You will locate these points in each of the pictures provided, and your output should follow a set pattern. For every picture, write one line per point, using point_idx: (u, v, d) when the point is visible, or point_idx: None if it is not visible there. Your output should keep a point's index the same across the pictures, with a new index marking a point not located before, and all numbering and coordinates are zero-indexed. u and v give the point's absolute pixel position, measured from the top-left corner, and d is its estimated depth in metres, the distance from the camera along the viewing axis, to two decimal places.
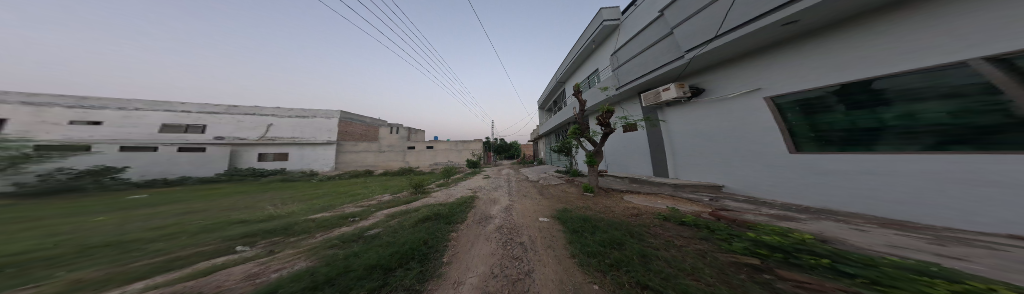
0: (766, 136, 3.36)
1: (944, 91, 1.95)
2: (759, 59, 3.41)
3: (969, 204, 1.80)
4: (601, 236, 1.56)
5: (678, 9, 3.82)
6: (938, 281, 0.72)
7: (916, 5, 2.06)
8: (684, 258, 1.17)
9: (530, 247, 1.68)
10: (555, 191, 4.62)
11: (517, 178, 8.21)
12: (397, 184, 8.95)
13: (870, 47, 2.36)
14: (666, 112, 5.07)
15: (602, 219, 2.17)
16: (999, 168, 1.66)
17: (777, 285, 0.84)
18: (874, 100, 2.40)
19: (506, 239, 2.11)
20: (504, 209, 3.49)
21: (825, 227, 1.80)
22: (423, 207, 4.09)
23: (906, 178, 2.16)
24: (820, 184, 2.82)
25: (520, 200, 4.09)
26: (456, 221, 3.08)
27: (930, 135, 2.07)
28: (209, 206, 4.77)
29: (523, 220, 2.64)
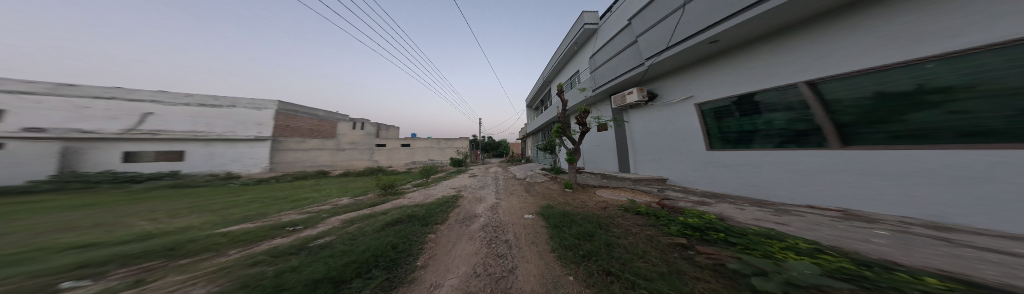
0: (693, 137, 4.19)
1: (785, 105, 3.01)
2: (692, 71, 4.22)
3: (804, 184, 2.80)
4: (576, 230, 1.78)
5: (641, 19, 4.37)
6: (778, 245, 1.16)
7: (789, 35, 2.89)
8: (639, 243, 1.48)
9: (514, 244, 1.81)
10: (541, 188, 4.93)
11: (504, 176, 8.28)
12: (364, 185, 8.01)
13: (767, 64, 3.16)
14: (629, 113, 5.78)
15: (578, 213, 2.46)
16: (816, 160, 2.68)
17: (697, 259, 1.16)
18: (751, 110, 3.42)
19: (491, 238, 2.19)
20: (491, 207, 3.56)
21: (726, 208, 2.40)
22: (401, 209, 3.82)
23: (772, 168, 3.13)
24: (726, 176, 3.70)
25: (510, 197, 4.25)
26: (434, 222, 3.01)
27: (777, 137, 3.14)
28: (46, 226, 3.30)
29: (508, 218, 2.76)
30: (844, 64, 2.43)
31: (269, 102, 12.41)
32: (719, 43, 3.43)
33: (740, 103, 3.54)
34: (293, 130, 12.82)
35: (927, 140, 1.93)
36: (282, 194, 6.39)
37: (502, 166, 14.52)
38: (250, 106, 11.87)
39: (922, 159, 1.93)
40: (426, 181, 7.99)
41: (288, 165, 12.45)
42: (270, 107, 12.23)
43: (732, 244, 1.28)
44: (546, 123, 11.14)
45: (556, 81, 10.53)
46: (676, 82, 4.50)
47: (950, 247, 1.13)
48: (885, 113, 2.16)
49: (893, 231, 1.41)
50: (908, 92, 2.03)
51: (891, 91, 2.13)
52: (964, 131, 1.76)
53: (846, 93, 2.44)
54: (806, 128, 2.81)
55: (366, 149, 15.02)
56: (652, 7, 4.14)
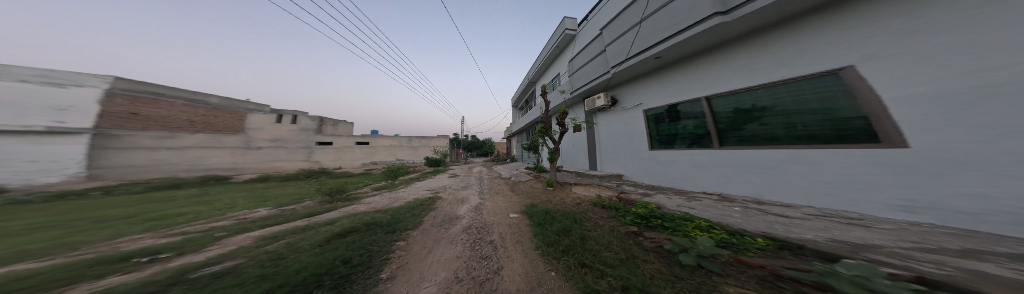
0: (638, 139, 5.10)
1: (694, 115, 4.00)
2: (642, 82, 5.00)
3: (700, 174, 3.87)
4: (557, 227, 1.95)
5: (611, 31, 4.99)
6: (692, 226, 1.61)
7: (705, 59, 3.76)
8: (605, 235, 1.76)
9: (501, 245, 1.89)
10: (525, 187, 5.14)
11: (488, 176, 8.12)
12: (305, 191, 6.46)
13: (690, 80, 4.02)
14: (597, 116, 6.52)
15: (558, 210, 2.73)
16: (707, 156, 3.76)
17: (645, 243, 1.49)
18: (672, 116, 4.37)
19: (476, 239, 2.19)
20: (476, 209, 3.48)
21: (660, 198, 3.06)
22: (362, 218, 3.30)
23: (682, 164, 4.15)
24: (657, 171, 4.64)
25: (497, 197, 4.24)
26: (403, 228, 2.76)
27: (686, 141, 4.15)
28: None
29: (493, 218, 2.80)
30: (740, 82, 3.34)
31: (98, 78, 8.30)
32: (660, 61, 4.23)
33: (664, 113, 4.55)
34: (153, 120, 9.14)
35: (759, 142, 3.18)
36: (142, 209, 4.37)
37: (478, 166, 14.15)
38: (39, 79, 7.23)
39: (758, 152, 3.13)
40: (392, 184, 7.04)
41: (139, 172, 8.76)
42: (95, 83, 8.01)
43: (666, 230, 1.68)
44: (530, 123, 11.61)
45: (540, 82, 11.06)
46: (632, 90, 5.27)
47: (765, 215, 1.82)
48: (742, 121, 3.35)
49: (742, 207, 2.16)
50: (747, 109, 3.28)
51: (741, 108, 3.35)
52: (771, 137, 3.06)
53: (723, 106, 3.59)
54: (702, 133, 3.87)
55: (298, 147, 13.14)
56: (618, 21, 4.77)
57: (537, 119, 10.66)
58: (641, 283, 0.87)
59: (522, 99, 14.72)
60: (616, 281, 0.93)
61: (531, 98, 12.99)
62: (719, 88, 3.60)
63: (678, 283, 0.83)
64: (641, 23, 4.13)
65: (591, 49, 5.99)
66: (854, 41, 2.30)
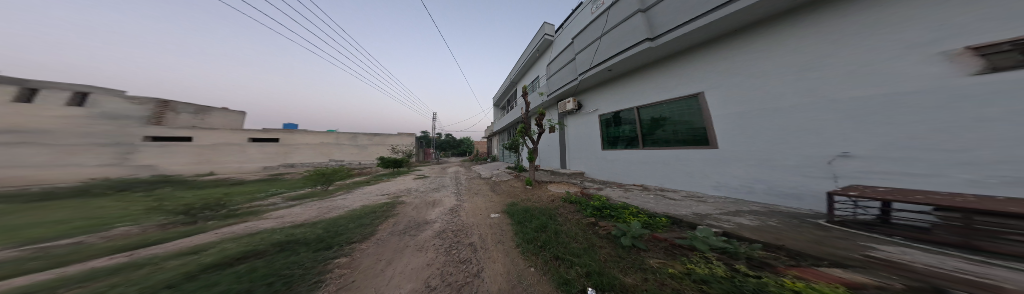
0: (593, 140, 6.19)
1: (626, 121, 5.13)
2: (600, 90, 5.84)
3: (631, 168, 5.01)
4: (535, 224, 2.13)
5: (580, 42, 5.60)
6: (629, 211, 2.18)
7: (641, 75, 4.69)
8: (570, 225, 2.07)
9: (480, 246, 1.93)
10: (505, 187, 5.14)
11: (464, 176, 7.68)
12: (145, 208, 3.97)
13: (634, 91, 4.91)
14: (568, 119, 7.21)
15: (536, 207, 2.96)
16: (634, 154, 4.89)
17: (597, 226, 1.89)
18: (613, 121, 5.48)
19: (452, 243, 2.11)
20: (451, 211, 3.26)
21: (611, 191, 3.87)
22: (274, 236, 2.36)
23: (621, 162, 5.25)
24: (605, 168, 5.73)
25: (476, 198, 4.09)
26: (351, 240, 2.26)
27: (623, 142, 5.24)
28: None
29: (472, 219, 2.76)
30: (661, 95, 4.34)
31: None
32: (611, 74, 5.08)
33: (613, 118, 5.48)
34: None
35: (663, 144, 4.33)
36: None
37: (449, 166, 13.11)
38: None
39: (661, 152, 4.35)
40: (324, 191, 5.39)
41: None
42: None
43: (610, 216, 2.12)
44: (510, 124, 11.78)
45: (520, 83, 11.17)
46: (593, 97, 6.09)
47: (666, 200, 2.67)
48: (652, 127, 4.51)
49: (655, 194, 3.12)
50: (654, 118, 4.48)
51: (652, 118, 4.51)
52: (671, 140, 4.16)
53: (644, 115, 4.70)
54: (632, 135, 4.98)
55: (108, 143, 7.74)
56: (585, 33, 5.39)
57: (516, 120, 10.89)
58: (601, 269, 1.08)
59: (501, 98, 14.65)
60: (582, 268, 1.14)
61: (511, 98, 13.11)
62: (645, 101, 4.63)
63: (621, 262, 1.13)
64: (601, 38, 4.82)
65: (563, 56, 6.53)
66: (727, 71, 3.39)
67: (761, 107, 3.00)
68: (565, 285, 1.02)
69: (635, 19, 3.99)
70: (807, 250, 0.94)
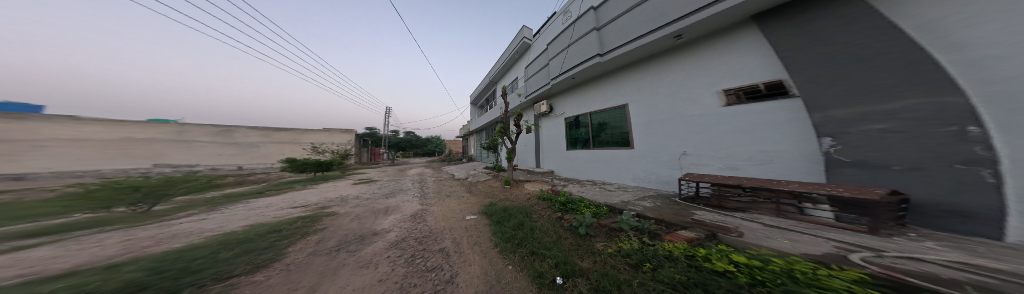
0: (557, 139, 6.87)
1: (581, 123, 5.94)
2: (566, 96, 6.39)
3: (583, 165, 5.90)
4: (512, 222, 2.24)
5: (553, 49, 6.01)
6: (582, 200, 2.65)
7: (596, 85, 5.47)
8: (541, 218, 2.32)
9: (453, 251, 1.86)
10: (482, 187, 4.99)
11: (433, 179, 6.88)
12: None
13: (592, 99, 5.59)
14: (541, 121, 7.51)
15: (514, 206, 3.02)
16: (587, 153, 5.75)
17: (561, 218, 2.24)
18: (574, 125, 6.19)
19: (416, 251, 1.92)
20: (410, 217, 2.86)
21: (572, 186, 4.56)
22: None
23: (577, 160, 6.08)
24: (567, 166, 6.46)
25: (447, 201, 3.76)
26: (241, 268, 1.52)
27: (580, 143, 5.98)
28: None
29: (444, 223, 2.57)
30: (608, 103, 5.20)
31: None
32: (575, 81, 5.65)
33: (576, 121, 6.11)
34: None
35: (605, 145, 5.30)
36: None
37: (411, 169, 11.27)
38: None
39: (604, 152, 5.29)
40: (146, 214, 3.12)
41: None
42: None
43: (570, 208, 2.49)
44: (491, 124, 11.61)
45: (501, 83, 11.20)
46: (561, 102, 6.57)
47: (606, 192, 3.49)
48: (599, 130, 5.44)
49: (600, 188, 4.06)
50: (600, 122, 5.42)
51: (599, 123, 5.43)
52: (611, 142, 5.13)
53: (593, 119, 5.60)
54: (585, 137, 5.81)
55: None
56: (557, 42, 5.87)
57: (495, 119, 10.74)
58: (566, 258, 1.35)
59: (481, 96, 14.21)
60: (553, 260, 1.37)
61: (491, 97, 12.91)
62: (596, 107, 5.49)
63: (580, 248, 1.45)
64: (568, 48, 5.34)
65: (538, 61, 6.91)
66: (649, 86, 4.32)
67: (659, 118, 4.15)
68: (540, 278, 1.23)
69: (591, 34, 4.67)
70: (673, 220, 1.66)
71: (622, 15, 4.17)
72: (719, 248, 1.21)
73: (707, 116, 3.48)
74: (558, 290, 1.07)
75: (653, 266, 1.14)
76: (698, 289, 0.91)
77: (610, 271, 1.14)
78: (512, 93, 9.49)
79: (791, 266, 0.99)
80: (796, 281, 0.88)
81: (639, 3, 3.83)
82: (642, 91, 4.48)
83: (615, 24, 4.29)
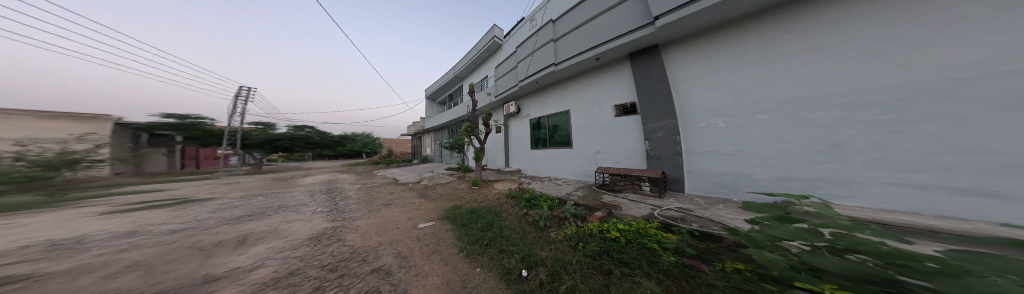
0: (518, 137, 6.93)
1: (538, 123, 6.23)
2: (530, 100, 6.45)
3: (540, 162, 6.22)
4: (480, 224, 2.19)
5: (520, 53, 6.06)
6: (537, 197, 2.96)
7: (553, 90, 5.77)
8: (507, 216, 2.43)
9: (401, 267, 1.50)
10: (444, 189, 4.35)
11: (361, 187, 5.09)
12: None
13: (553, 103, 5.80)
14: (510, 122, 7.30)
15: (481, 206, 2.87)
16: (542, 151, 6.07)
17: (523, 214, 2.50)
18: (535, 126, 6.35)
19: (325, 282, 1.31)
20: (305, 241, 1.89)
21: (535, 183, 4.91)
22: None
23: (537, 160, 6.30)
24: (529, 166, 6.59)
25: (380, 211, 2.91)
26: None
27: (539, 143, 6.21)
28: None
29: (388, 237, 1.99)
30: (563, 106, 5.58)
31: None
32: (537, 85, 5.86)
33: (537, 123, 6.28)
34: None
35: (557, 144, 5.70)
36: None
37: (311, 177, 7.47)
38: None
39: (555, 152, 5.74)
40: None
41: None
42: None
43: (533, 204, 2.75)
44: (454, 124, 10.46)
45: (468, 81, 9.92)
46: (526, 104, 6.58)
47: (557, 186, 4.17)
48: (552, 131, 5.82)
49: (553, 182, 4.82)
50: (553, 124, 5.83)
51: (552, 123, 5.86)
52: (562, 142, 5.61)
53: (548, 119, 5.94)
54: (542, 137, 6.10)
55: None
56: (523, 47, 6.00)
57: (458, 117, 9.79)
58: (529, 251, 1.59)
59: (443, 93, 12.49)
60: (518, 254, 1.55)
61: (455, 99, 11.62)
62: (551, 109, 5.89)
63: (538, 239, 1.77)
64: (532, 54, 5.56)
65: (507, 63, 6.69)
66: (595, 93, 4.89)
67: (592, 123, 4.95)
68: (508, 274, 1.34)
69: (548, 45, 5.04)
70: (592, 203, 2.47)
71: (574, 30, 4.62)
72: (613, 221, 1.99)
73: (611, 125, 4.60)
74: (523, 284, 1.24)
75: (582, 242, 1.66)
76: (606, 255, 1.50)
77: (560, 255, 1.50)
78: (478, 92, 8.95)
79: (639, 226, 1.88)
80: (642, 236, 1.75)
81: (584, 24, 4.43)
82: (578, 99, 5.23)
83: (567, 38, 4.76)
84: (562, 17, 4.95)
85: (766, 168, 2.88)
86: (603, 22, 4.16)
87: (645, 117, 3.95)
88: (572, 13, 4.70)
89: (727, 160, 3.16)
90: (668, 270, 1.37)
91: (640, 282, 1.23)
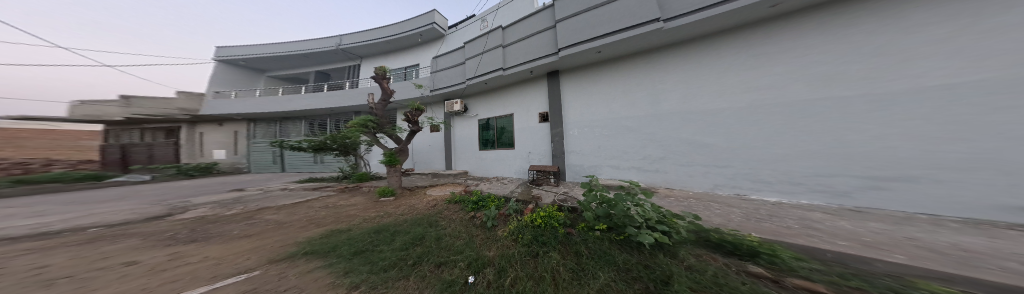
0: (466, 136, 7.30)
1: (484, 123, 6.82)
2: (478, 100, 6.97)
3: (484, 162, 6.74)
4: (405, 239, 1.78)
5: (471, 48, 6.20)
6: (483, 197, 2.85)
7: (499, 91, 6.41)
8: (450, 222, 2.10)
9: None
10: (347, 207, 3.36)
11: None
12: None
13: (499, 107, 6.41)
14: (455, 120, 7.68)
15: (406, 218, 2.31)
16: (490, 152, 6.57)
17: (471, 217, 2.26)
18: (482, 128, 6.86)
19: None
20: None
21: (487, 182, 5.36)
22: None
23: (484, 161, 6.76)
24: (477, 167, 6.96)
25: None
26: None
27: (486, 144, 6.73)
28: None
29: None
30: (506, 109, 6.27)
31: None
32: (486, 86, 6.29)
33: (486, 124, 6.80)
34: None
35: (502, 145, 6.33)
36: None
37: None
38: None
39: (499, 153, 6.38)
40: None
41: None
42: None
43: (481, 205, 2.52)
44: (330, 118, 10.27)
45: (397, 62, 10.13)
46: (475, 102, 7.06)
47: (504, 183, 4.80)
48: (497, 132, 6.46)
49: (497, 181, 5.43)
50: (497, 126, 6.47)
51: (496, 124, 6.48)
52: (504, 143, 6.32)
53: (496, 121, 6.48)
54: (488, 139, 6.71)
55: None
56: (473, 44, 6.17)
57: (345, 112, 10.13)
58: (475, 255, 1.54)
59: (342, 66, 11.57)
60: (464, 263, 1.42)
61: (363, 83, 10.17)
62: (494, 111, 6.53)
63: (477, 238, 1.75)
64: (482, 55, 5.81)
65: (454, 56, 6.91)
66: (530, 99, 5.82)
67: (525, 127, 5.88)
68: (452, 285, 1.13)
69: (497, 50, 5.41)
70: (522, 196, 3.04)
71: (520, 41, 5.10)
72: (538, 209, 2.50)
73: (536, 130, 5.68)
74: (471, 289, 1.12)
75: (518, 236, 1.87)
76: (535, 241, 1.83)
77: (505, 252, 1.60)
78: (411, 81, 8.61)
79: (548, 210, 2.50)
80: (551, 218, 2.29)
81: (527, 37, 5.00)
82: (518, 104, 6.01)
83: (513, 47, 5.22)
84: (510, 26, 5.35)
85: (589, 161, 5.14)
86: (536, 41, 4.87)
87: (553, 124, 5.38)
88: (520, 25, 5.16)
89: (582, 155, 5.22)
90: (564, 239, 1.97)
91: (552, 256, 1.65)
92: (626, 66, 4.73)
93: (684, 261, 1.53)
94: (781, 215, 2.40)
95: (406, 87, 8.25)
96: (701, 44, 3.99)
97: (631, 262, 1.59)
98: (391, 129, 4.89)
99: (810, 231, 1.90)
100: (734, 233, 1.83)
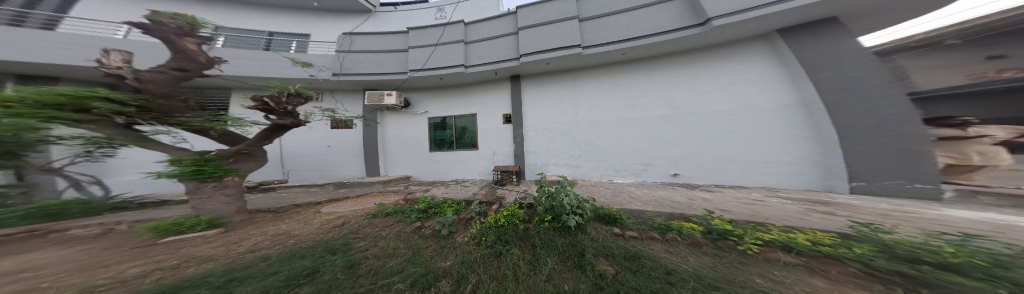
0: (409, 135, 6.04)
1: (438, 121, 6.04)
2: (426, 96, 6.13)
3: (434, 166, 5.92)
4: (298, 266, 1.14)
5: (421, 34, 5.56)
6: (434, 204, 2.31)
7: (453, 90, 6.09)
8: (380, 242, 1.53)
9: None
10: (82, 253, 1.47)
11: None
12: None
13: (452, 109, 6.03)
14: (387, 116, 6.10)
15: (290, 246, 1.42)
16: (444, 154, 5.89)
17: (418, 228, 1.80)
18: (435, 126, 6.03)
19: None
20: None
21: (443, 186, 4.69)
22: None
23: (434, 164, 5.92)
24: (423, 173, 5.95)
25: None
26: None
27: (439, 144, 5.96)
28: None
29: None
30: (464, 109, 5.99)
31: None
32: (440, 81, 5.74)
33: (441, 123, 6.07)
34: None
35: (463, 145, 5.90)
36: None
37: None
38: None
39: (456, 155, 5.86)
40: None
41: None
42: None
43: (432, 212, 2.11)
44: None
45: (263, 20, 6.54)
46: (421, 98, 6.13)
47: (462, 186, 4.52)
48: (454, 133, 5.96)
49: (455, 183, 5.10)
50: (455, 126, 5.99)
51: (453, 124, 5.99)
52: (462, 144, 5.92)
53: (455, 120, 6.00)
54: (441, 139, 5.98)
55: None
56: (425, 31, 5.59)
57: None
58: (428, 268, 1.24)
59: None
60: (406, 280, 1.08)
61: (123, 33, 5.10)
62: (449, 110, 6.03)
63: (423, 254, 1.39)
64: (438, 45, 5.44)
65: (390, 38, 5.70)
66: (486, 101, 5.98)
67: (484, 127, 5.90)
68: None
69: (458, 44, 5.35)
70: (484, 198, 2.91)
71: (484, 40, 5.42)
72: (501, 209, 2.49)
73: (499, 130, 5.83)
74: None
75: (481, 236, 1.77)
76: (499, 239, 1.82)
77: (464, 257, 1.42)
78: (287, 54, 5.65)
79: (511, 208, 2.57)
80: (512, 216, 2.36)
81: (489, 38, 5.40)
82: (479, 106, 5.96)
83: (475, 45, 5.42)
84: (473, 24, 5.57)
85: (538, 160, 5.76)
86: (496, 44, 5.35)
87: (514, 126, 5.75)
88: (483, 25, 5.52)
89: (533, 154, 5.76)
90: (524, 235, 2.07)
91: (514, 251, 1.68)
92: (565, 81, 5.76)
93: (590, 234, 2.26)
94: (632, 190, 4.29)
95: (275, 61, 5.26)
96: (610, 73, 5.55)
97: (565, 243, 2.02)
98: (199, 118, 2.60)
99: (643, 199, 3.50)
100: (603, 207, 3.04)
